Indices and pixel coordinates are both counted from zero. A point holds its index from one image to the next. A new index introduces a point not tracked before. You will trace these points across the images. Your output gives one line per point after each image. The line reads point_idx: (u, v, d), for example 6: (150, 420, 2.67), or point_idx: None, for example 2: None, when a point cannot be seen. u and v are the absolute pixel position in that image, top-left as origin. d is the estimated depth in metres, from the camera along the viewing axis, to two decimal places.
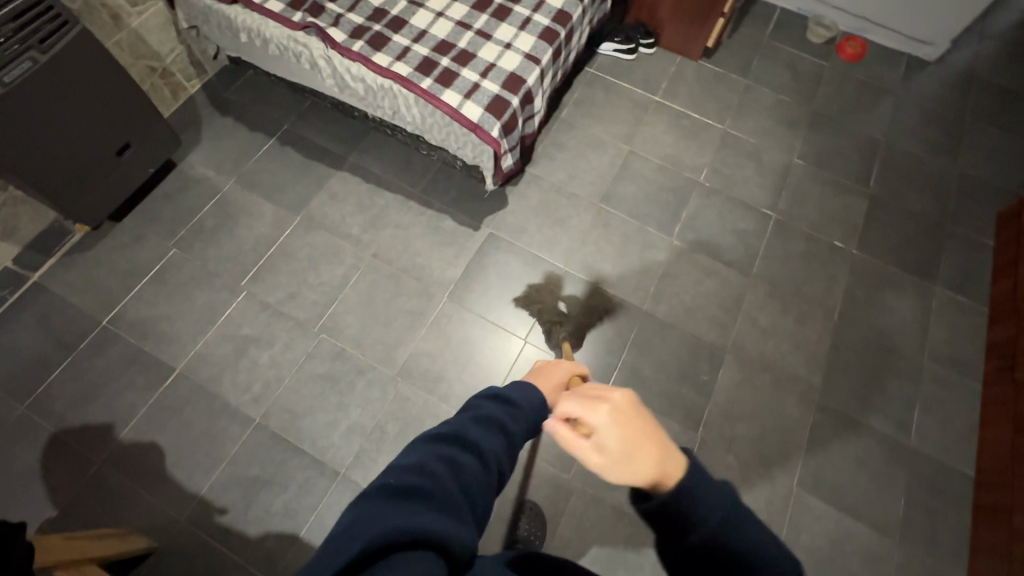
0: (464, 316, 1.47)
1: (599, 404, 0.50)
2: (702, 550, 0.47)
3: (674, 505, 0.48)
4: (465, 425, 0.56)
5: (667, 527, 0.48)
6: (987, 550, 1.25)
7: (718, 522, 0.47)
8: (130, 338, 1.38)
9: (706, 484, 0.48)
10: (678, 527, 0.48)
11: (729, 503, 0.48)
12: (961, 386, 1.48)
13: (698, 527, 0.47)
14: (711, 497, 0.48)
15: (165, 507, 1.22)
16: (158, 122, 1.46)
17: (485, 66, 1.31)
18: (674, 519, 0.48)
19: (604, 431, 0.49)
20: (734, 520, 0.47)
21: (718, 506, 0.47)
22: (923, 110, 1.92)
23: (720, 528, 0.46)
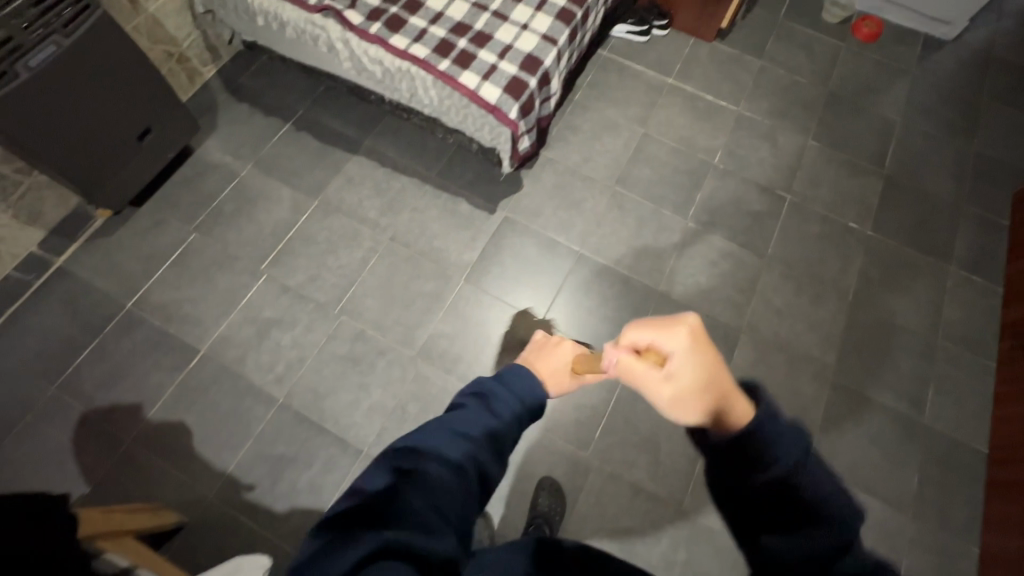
0: (482, 298, 1.49)
1: (674, 334, 0.59)
2: (764, 484, 0.50)
3: (734, 441, 0.52)
4: (436, 437, 0.62)
5: (730, 460, 0.52)
6: (999, 524, 1.27)
7: (785, 464, 0.50)
8: (154, 321, 1.41)
9: (779, 428, 0.52)
10: (742, 460, 0.52)
11: (803, 452, 0.51)
12: (974, 365, 1.49)
13: (763, 463, 0.51)
14: (784, 439, 0.51)
15: (194, 484, 1.25)
16: (177, 107, 1.47)
17: (503, 47, 1.31)
18: (739, 453, 0.52)
19: (678, 358, 0.58)
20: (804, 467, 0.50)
21: (789, 449, 0.50)
22: (940, 90, 1.90)
23: (787, 468, 0.50)
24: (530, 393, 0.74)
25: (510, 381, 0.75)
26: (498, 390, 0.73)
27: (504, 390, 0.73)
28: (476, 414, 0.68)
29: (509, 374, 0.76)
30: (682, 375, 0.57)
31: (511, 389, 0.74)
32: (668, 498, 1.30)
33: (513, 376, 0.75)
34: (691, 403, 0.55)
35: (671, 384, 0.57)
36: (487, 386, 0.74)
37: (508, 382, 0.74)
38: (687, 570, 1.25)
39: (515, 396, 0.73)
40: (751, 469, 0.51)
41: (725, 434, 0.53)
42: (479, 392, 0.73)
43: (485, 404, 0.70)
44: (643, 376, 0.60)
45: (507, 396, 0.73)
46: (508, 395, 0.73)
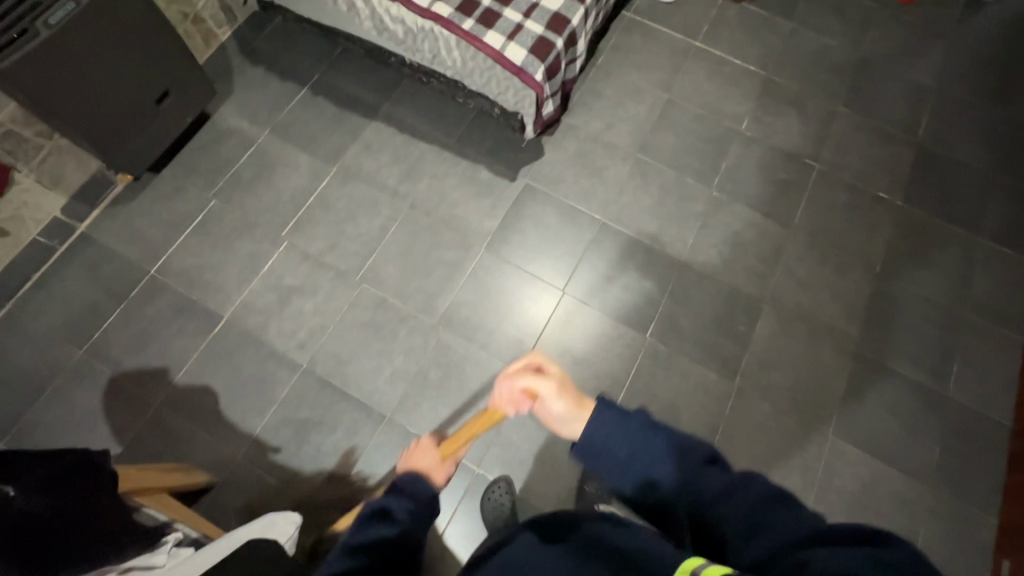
0: (502, 268, 1.48)
1: (534, 354, 0.82)
2: (634, 462, 0.70)
3: (597, 437, 0.71)
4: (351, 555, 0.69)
5: (603, 457, 0.71)
6: (1021, 494, 1.28)
7: (639, 438, 0.70)
8: (177, 287, 1.42)
9: (620, 415, 0.72)
10: (610, 452, 0.71)
11: (643, 422, 0.71)
12: (1001, 337, 1.47)
13: (626, 446, 0.70)
14: (627, 421, 0.71)
15: (222, 446, 1.27)
16: (194, 71, 1.44)
17: (528, 5, 1.26)
18: (607, 448, 0.71)
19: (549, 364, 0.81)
20: (652, 433, 0.70)
21: (634, 426, 0.70)
22: (978, 55, 1.83)
23: (641, 442, 0.70)
24: (424, 491, 0.84)
25: (405, 487, 0.83)
26: (396, 501, 0.80)
27: (398, 494, 0.81)
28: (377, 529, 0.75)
29: (401, 481, 0.84)
30: (557, 372, 0.80)
31: (408, 494, 0.82)
32: None
33: (406, 480, 0.84)
34: (571, 390, 0.78)
35: (556, 377, 0.78)
36: (384, 501, 0.80)
37: (402, 487, 0.83)
38: None
39: (412, 499, 0.81)
40: (620, 453, 0.70)
41: (589, 435, 0.71)
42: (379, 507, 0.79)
43: (384, 516, 0.77)
44: (534, 381, 0.78)
45: (403, 503, 0.80)
46: (404, 501, 0.81)
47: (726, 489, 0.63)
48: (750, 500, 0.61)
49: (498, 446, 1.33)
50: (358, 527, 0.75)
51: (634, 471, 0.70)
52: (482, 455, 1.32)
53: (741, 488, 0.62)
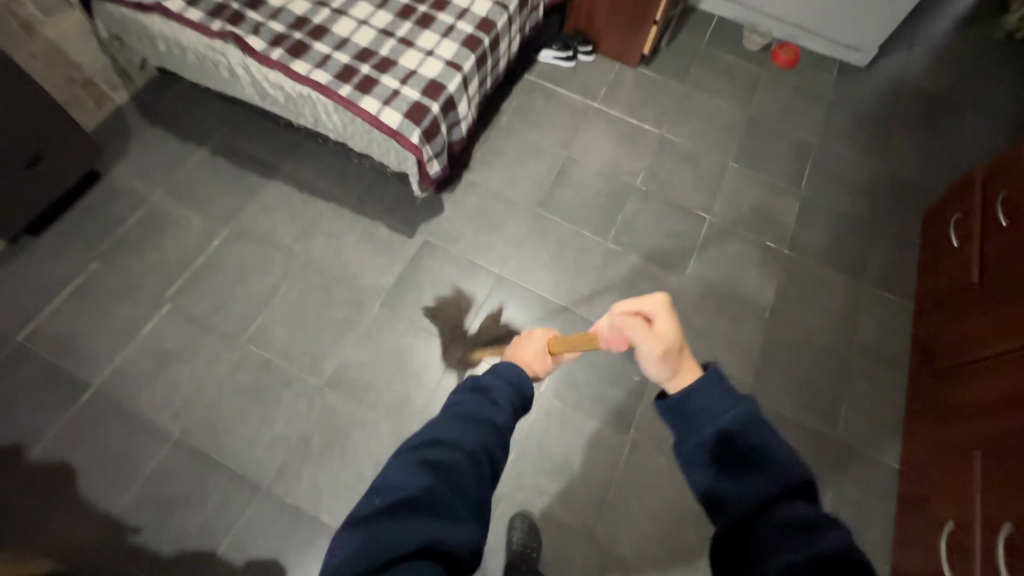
0: (396, 324, 1.45)
1: (656, 303, 0.73)
2: (721, 443, 0.59)
3: (693, 400, 0.62)
4: (449, 426, 0.64)
5: (687, 424, 0.62)
6: (910, 540, 1.27)
7: (734, 421, 0.59)
8: (43, 356, 1.33)
9: (726, 389, 0.61)
10: (697, 418, 0.61)
11: (750, 410, 0.60)
12: (888, 381, 1.51)
13: (717, 424, 0.60)
14: (729, 399, 0.61)
15: (74, 530, 1.17)
16: (78, 135, 1.42)
17: (406, 73, 1.32)
18: (696, 414, 0.61)
19: (663, 317, 0.72)
20: (750, 427, 0.59)
21: (737, 407, 0.60)
22: (856, 114, 1.98)
23: (737, 426, 0.59)
24: (520, 379, 0.76)
25: (502, 369, 0.76)
26: (491, 380, 0.74)
27: (497, 376, 0.75)
28: (477, 405, 0.68)
29: (500, 367, 0.77)
30: (667, 327, 0.71)
31: (505, 376, 0.75)
32: (580, 527, 1.27)
33: (504, 367, 0.76)
34: (676, 349, 0.69)
35: (664, 336, 0.70)
36: (484, 382, 0.73)
37: (502, 372, 0.75)
38: None
39: (510, 383, 0.74)
40: (708, 425, 0.60)
41: (686, 391, 0.62)
42: (476, 383, 0.73)
43: (483, 395, 0.71)
44: (640, 336, 0.70)
45: (503, 385, 0.73)
46: (503, 382, 0.74)
47: (799, 524, 0.52)
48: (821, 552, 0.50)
49: None
50: (458, 401, 0.69)
51: (705, 453, 0.60)
52: None
53: (817, 531, 0.51)
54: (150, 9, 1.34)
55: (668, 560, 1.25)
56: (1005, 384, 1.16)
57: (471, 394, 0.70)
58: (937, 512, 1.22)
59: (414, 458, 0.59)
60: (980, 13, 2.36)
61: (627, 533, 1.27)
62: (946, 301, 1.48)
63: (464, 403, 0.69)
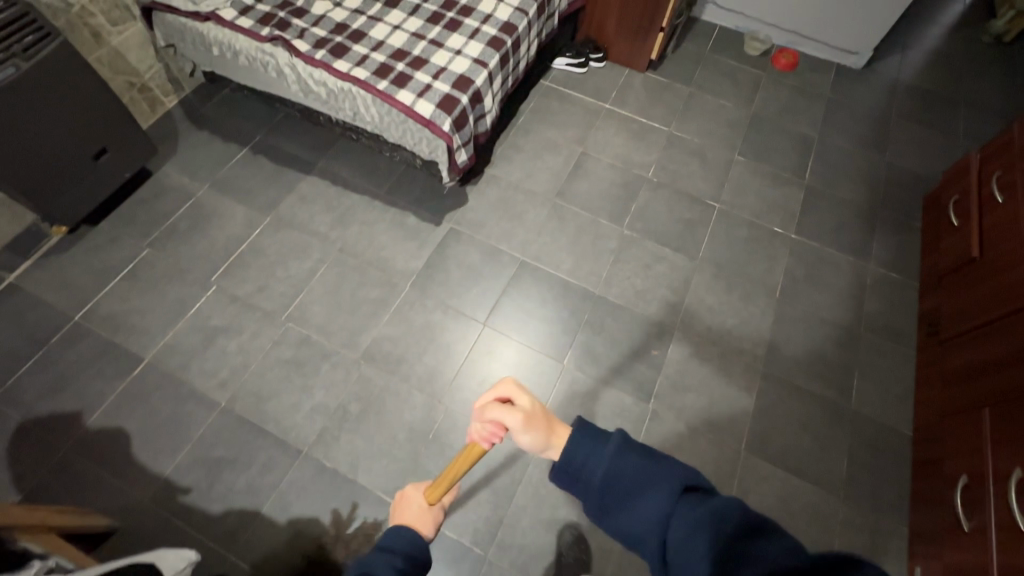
0: (426, 303, 1.54)
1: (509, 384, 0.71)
2: (612, 486, 0.62)
3: (574, 455, 0.64)
4: None
5: (581, 481, 0.64)
6: (925, 501, 1.31)
7: (615, 455, 0.63)
8: (100, 332, 1.43)
9: (596, 434, 0.66)
10: (586, 472, 0.64)
11: (622, 442, 0.64)
12: (897, 354, 1.57)
13: (601, 469, 0.63)
14: (602, 442, 0.64)
15: (129, 489, 1.24)
16: (137, 133, 1.55)
17: (437, 69, 1.45)
18: (583, 466, 0.64)
19: (521, 393, 0.71)
20: (628, 456, 0.63)
21: (610, 447, 0.63)
22: (853, 112, 2.09)
23: (618, 463, 0.62)
24: (411, 545, 0.70)
25: (389, 544, 0.69)
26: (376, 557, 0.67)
27: (383, 550, 0.68)
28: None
29: (387, 539, 0.70)
30: (526, 401, 0.70)
31: (393, 547, 0.69)
32: None
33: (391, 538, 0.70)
34: (540, 421, 0.68)
35: (523, 410, 0.68)
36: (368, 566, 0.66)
37: (387, 545, 0.69)
38: (624, 560, 1.25)
39: (398, 552, 0.68)
40: (597, 472, 0.63)
41: (565, 452, 0.65)
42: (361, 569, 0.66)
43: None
44: (498, 418, 0.68)
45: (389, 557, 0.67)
46: (388, 555, 0.67)
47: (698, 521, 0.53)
48: (724, 532, 0.51)
49: (416, 477, 1.30)
50: None
51: (607, 499, 0.62)
52: (398, 485, 1.29)
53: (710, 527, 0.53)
54: (206, 18, 1.49)
55: None
56: (1006, 342, 1.23)
57: None
58: (949, 470, 1.26)
59: None
60: (969, 20, 2.48)
61: None
62: (948, 276, 1.55)
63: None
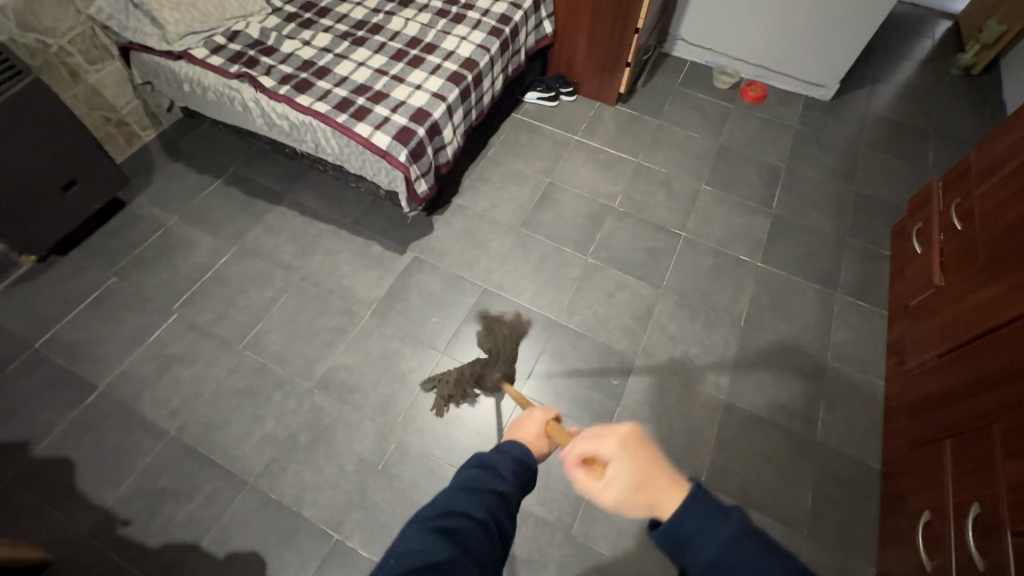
0: (384, 331, 1.54)
1: (608, 440, 0.59)
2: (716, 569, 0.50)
3: (686, 529, 0.52)
4: (457, 497, 0.61)
5: (683, 553, 0.52)
6: (892, 538, 1.25)
7: (728, 540, 0.50)
8: (57, 361, 1.43)
9: (714, 510, 0.52)
10: (691, 549, 0.52)
11: (743, 526, 0.50)
12: (864, 384, 1.54)
13: (712, 551, 0.50)
14: (719, 520, 0.51)
15: (68, 521, 1.22)
16: (109, 165, 1.60)
17: (396, 103, 1.49)
18: (688, 540, 0.52)
19: (618, 460, 0.58)
20: (751, 545, 0.49)
21: (728, 529, 0.50)
22: (821, 143, 2.11)
23: (733, 550, 0.49)
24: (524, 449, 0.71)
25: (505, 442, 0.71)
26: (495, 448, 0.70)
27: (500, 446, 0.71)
28: (482, 478, 0.65)
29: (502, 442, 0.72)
30: (620, 471, 0.57)
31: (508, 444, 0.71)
32: (556, 523, 1.28)
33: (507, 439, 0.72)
34: (636, 498, 0.55)
35: (614, 488, 0.56)
36: (488, 457, 0.68)
37: (503, 445, 0.71)
38: None
39: (516, 452, 0.70)
40: (706, 553, 0.51)
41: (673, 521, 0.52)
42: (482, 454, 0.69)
43: (491, 465, 0.67)
44: (590, 488, 0.60)
45: (508, 454, 0.69)
46: (506, 452, 0.70)
47: None
48: None
49: (362, 509, 1.27)
50: (469, 472, 0.66)
51: None
52: (343, 518, 1.25)
53: None
54: (179, 56, 1.55)
55: (647, 557, 1.24)
56: (967, 371, 1.19)
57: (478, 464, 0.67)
58: (913, 505, 1.21)
59: (426, 525, 0.56)
60: (939, 54, 2.53)
61: (604, 531, 1.27)
62: (914, 305, 1.53)
63: (469, 477, 0.65)
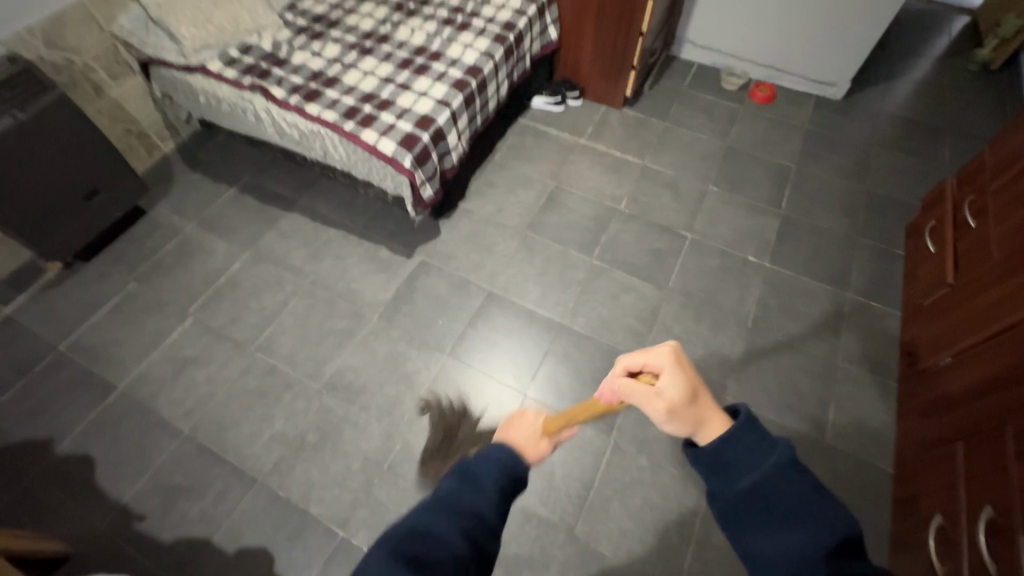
0: (391, 333, 1.57)
1: (662, 357, 0.65)
2: (755, 494, 0.56)
3: (731, 455, 0.58)
4: (425, 522, 0.54)
5: (725, 475, 0.58)
6: (904, 543, 1.22)
7: (771, 474, 0.55)
8: (79, 362, 1.50)
9: (761, 443, 0.58)
10: (735, 471, 0.57)
11: (789, 460, 0.56)
12: (876, 385, 1.51)
13: (757, 478, 0.56)
14: (768, 452, 0.57)
15: (87, 516, 1.26)
16: (129, 175, 1.66)
17: (401, 110, 1.53)
18: (733, 465, 0.58)
19: (671, 376, 0.64)
20: (794, 477, 0.55)
21: (775, 460, 0.56)
22: (832, 142, 2.09)
23: (777, 477, 0.55)
24: (514, 457, 0.61)
25: (490, 450, 0.61)
26: (477, 459, 0.60)
27: (484, 455, 0.61)
28: (460, 493, 0.57)
29: (488, 446, 0.62)
30: (674, 389, 0.63)
31: (492, 452, 0.61)
32: (560, 523, 1.28)
33: (492, 448, 0.62)
34: (685, 413, 0.62)
35: (666, 399, 0.63)
36: (470, 466, 0.60)
37: (487, 454, 0.61)
38: None
39: (500, 461, 0.60)
40: (750, 476, 0.56)
41: (721, 447, 0.58)
42: (463, 465, 0.60)
43: (471, 478, 0.59)
44: (638, 398, 0.64)
45: (491, 464, 0.60)
46: (489, 461, 0.60)
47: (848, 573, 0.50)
48: None
49: (367, 508, 1.29)
50: (447, 487, 0.58)
51: (747, 504, 0.56)
52: (348, 516, 1.28)
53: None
54: (195, 70, 1.61)
55: (651, 558, 1.23)
56: (980, 370, 1.16)
57: (458, 477, 0.59)
58: (925, 509, 1.18)
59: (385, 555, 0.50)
60: (955, 49, 2.48)
61: (608, 531, 1.27)
62: (926, 304, 1.50)
63: (445, 492, 0.57)
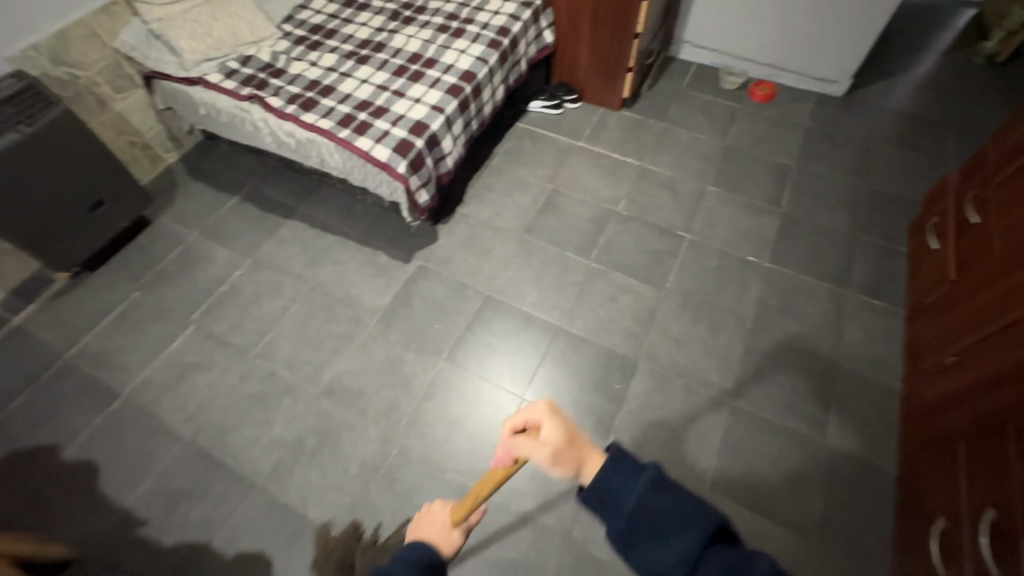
0: (388, 337, 1.58)
1: (536, 409, 0.70)
2: (637, 516, 0.60)
3: (609, 484, 0.63)
4: None
5: (608, 505, 0.63)
6: (908, 546, 1.19)
7: (643, 494, 0.61)
8: (85, 369, 1.53)
9: (630, 467, 0.64)
10: (616, 502, 0.62)
11: (656, 478, 0.62)
12: (879, 385, 1.48)
13: (633, 499, 0.61)
14: (637, 475, 0.63)
15: (91, 520, 1.29)
16: (134, 186, 1.70)
17: (396, 117, 1.55)
18: (612, 496, 0.63)
19: (548, 423, 0.69)
20: (663, 491, 0.61)
21: (645, 480, 0.61)
22: (833, 139, 2.06)
23: (648, 497, 0.60)
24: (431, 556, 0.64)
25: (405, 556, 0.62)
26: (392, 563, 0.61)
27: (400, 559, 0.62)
28: None
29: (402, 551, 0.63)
30: (551, 432, 0.68)
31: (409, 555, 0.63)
32: (556, 527, 1.27)
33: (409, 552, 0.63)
34: (568, 453, 0.67)
35: (549, 445, 0.67)
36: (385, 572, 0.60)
37: (400, 558, 0.62)
38: None
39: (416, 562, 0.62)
40: (628, 503, 0.61)
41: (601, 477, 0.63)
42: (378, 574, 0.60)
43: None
44: (526, 449, 0.67)
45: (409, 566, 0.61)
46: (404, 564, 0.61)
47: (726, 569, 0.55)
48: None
49: (364, 512, 1.30)
50: None
51: (631, 527, 0.60)
52: (345, 520, 1.29)
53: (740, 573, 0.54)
54: (195, 82, 1.64)
55: None
56: (981, 369, 1.14)
57: None
58: (929, 510, 1.15)
59: None
60: (961, 43, 2.44)
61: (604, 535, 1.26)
62: (929, 302, 1.47)
63: None
